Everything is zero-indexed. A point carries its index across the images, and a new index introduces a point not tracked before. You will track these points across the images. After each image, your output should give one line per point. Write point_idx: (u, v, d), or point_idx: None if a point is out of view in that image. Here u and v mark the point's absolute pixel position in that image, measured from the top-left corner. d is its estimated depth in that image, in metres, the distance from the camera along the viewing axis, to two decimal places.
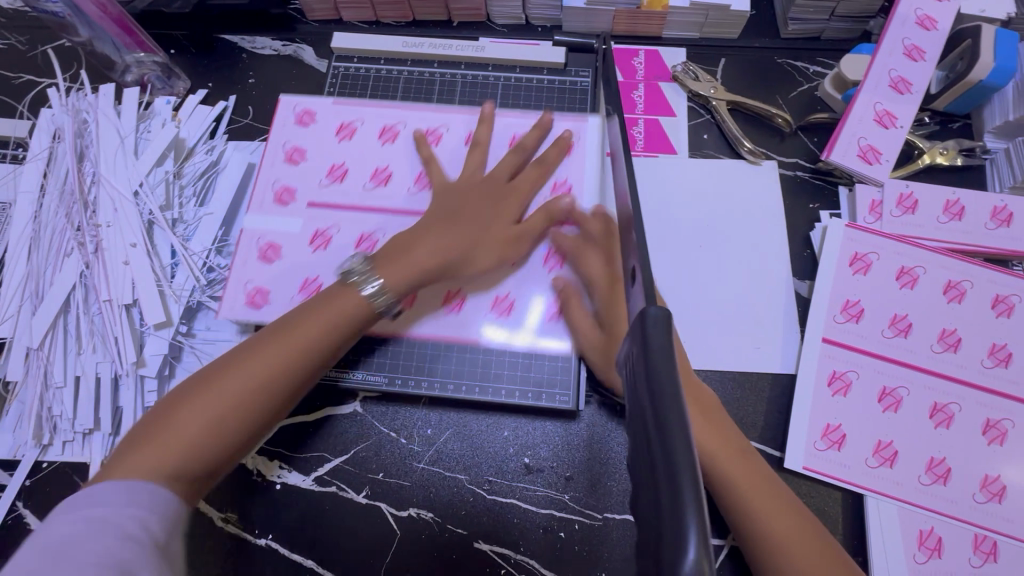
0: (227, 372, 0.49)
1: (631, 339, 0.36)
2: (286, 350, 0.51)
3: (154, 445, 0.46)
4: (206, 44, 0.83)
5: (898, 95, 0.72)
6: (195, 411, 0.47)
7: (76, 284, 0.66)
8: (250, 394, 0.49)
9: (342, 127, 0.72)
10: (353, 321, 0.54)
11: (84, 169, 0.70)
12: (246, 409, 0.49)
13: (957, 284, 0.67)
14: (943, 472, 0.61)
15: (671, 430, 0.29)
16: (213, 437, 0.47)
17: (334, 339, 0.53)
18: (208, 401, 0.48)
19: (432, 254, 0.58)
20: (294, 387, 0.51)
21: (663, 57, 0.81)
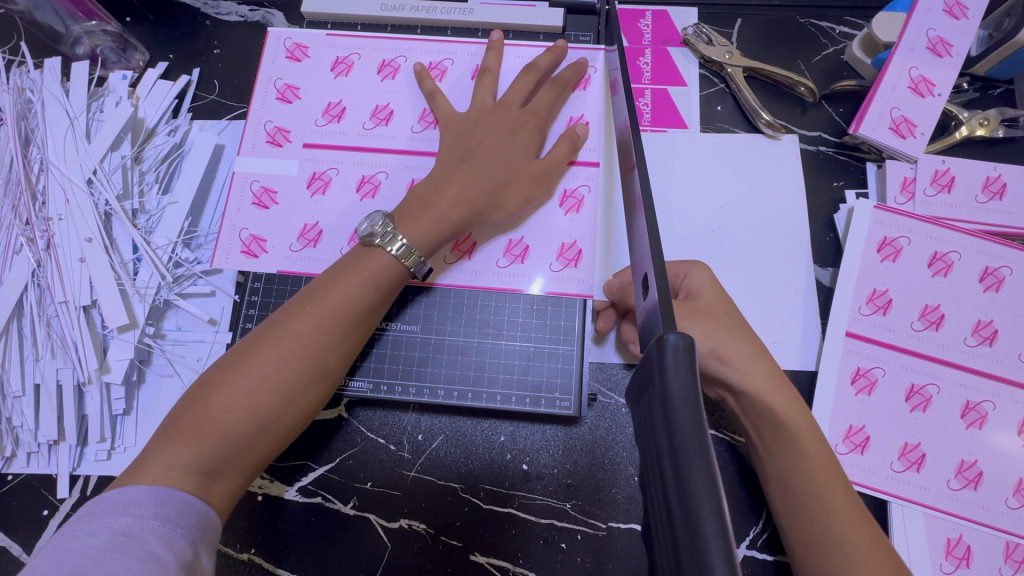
0: (235, 370, 0.46)
1: (642, 370, 0.30)
2: (290, 346, 0.47)
3: (171, 452, 0.44)
4: (164, 11, 0.75)
5: (936, 58, 0.65)
6: (205, 416, 0.45)
7: (28, 284, 0.60)
8: (258, 395, 0.46)
9: (329, 105, 0.65)
10: (359, 308, 0.50)
11: (31, 155, 0.63)
12: (260, 406, 0.46)
13: (995, 271, 0.61)
14: (974, 476, 0.56)
15: (699, 516, 0.23)
16: (223, 442, 0.44)
17: (344, 326, 0.50)
18: (217, 403, 0.45)
19: (459, 200, 0.55)
20: (309, 379, 0.48)
21: (672, 19, 0.73)
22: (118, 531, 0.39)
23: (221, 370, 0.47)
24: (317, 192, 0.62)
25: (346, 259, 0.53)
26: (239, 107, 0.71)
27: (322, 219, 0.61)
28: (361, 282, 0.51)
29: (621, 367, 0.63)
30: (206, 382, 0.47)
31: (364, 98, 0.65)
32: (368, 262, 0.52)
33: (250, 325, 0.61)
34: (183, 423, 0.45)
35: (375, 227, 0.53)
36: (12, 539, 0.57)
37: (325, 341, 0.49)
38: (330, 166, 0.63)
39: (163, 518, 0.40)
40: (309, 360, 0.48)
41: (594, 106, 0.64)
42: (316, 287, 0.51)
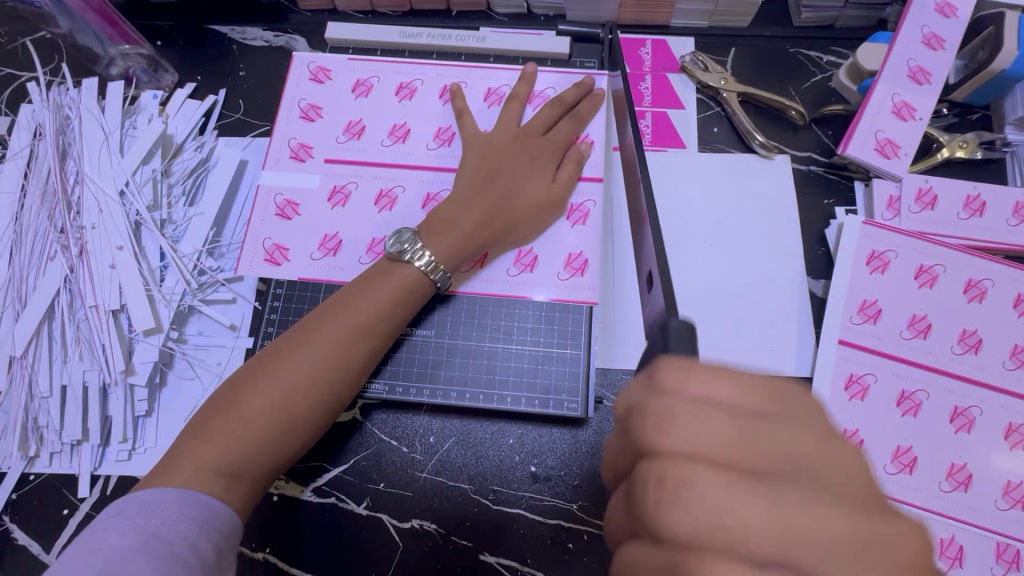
0: (268, 373, 0.49)
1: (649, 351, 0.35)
2: (322, 353, 0.50)
3: (204, 449, 0.45)
4: (194, 35, 0.79)
5: (916, 85, 0.69)
6: (238, 416, 0.47)
7: (61, 289, 0.63)
8: (290, 398, 0.48)
9: (349, 124, 0.69)
10: (386, 320, 0.54)
11: (67, 168, 0.67)
12: (290, 409, 0.48)
13: (978, 283, 0.64)
14: (964, 479, 0.59)
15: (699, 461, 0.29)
16: (256, 442, 0.47)
17: (371, 336, 0.53)
18: (251, 406, 0.47)
19: (474, 222, 0.59)
20: (335, 383, 0.51)
21: (670, 48, 0.78)
22: (148, 530, 0.40)
23: (254, 372, 0.49)
24: (337, 204, 0.66)
25: (373, 272, 0.57)
26: (263, 125, 0.75)
27: (341, 229, 0.65)
28: (389, 295, 0.55)
29: (625, 373, 0.64)
30: (237, 383, 0.49)
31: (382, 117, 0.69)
32: (393, 277, 0.56)
33: (271, 330, 0.63)
34: (216, 421, 0.47)
35: (403, 244, 0.57)
36: (34, 537, 0.59)
37: (354, 349, 0.52)
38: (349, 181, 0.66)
39: (192, 520, 0.42)
40: (337, 367, 0.51)
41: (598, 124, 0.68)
42: (343, 297, 0.55)
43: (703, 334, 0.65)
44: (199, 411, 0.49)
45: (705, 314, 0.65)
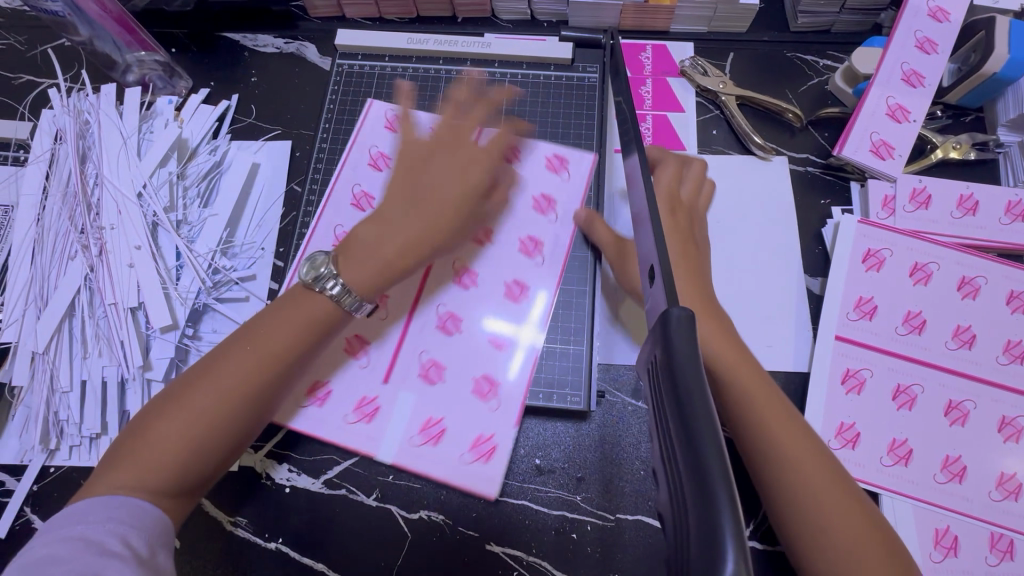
0: (182, 396, 0.49)
1: (652, 346, 0.34)
2: (239, 378, 0.50)
3: (114, 475, 0.46)
4: (207, 43, 0.82)
5: (910, 88, 0.71)
6: (148, 440, 0.47)
7: (80, 287, 0.65)
8: (204, 422, 0.48)
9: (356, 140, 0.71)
10: (304, 344, 0.53)
11: (87, 171, 0.69)
12: (200, 432, 0.48)
13: (972, 280, 0.66)
14: (958, 470, 0.60)
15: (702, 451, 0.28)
16: (169, 467, 0.47)
17: (288, 361, 0.52)
18: (159, 430, 0.48)
19: (394, 244, 0.56)
20: (250, 410, 0.50)
21: (670, 53, 0.80)
22: (78, 535, 0.42)
23: (167, 398, 0.49)
24: (364, 208, 0.68)
25: (288, 297, 0.55)
26: (273, 129, 0.78)
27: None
28: (306, 322, 0.53)
29: (627, 367, 0.67)
30: (152, 409, 0.49)
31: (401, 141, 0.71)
32: (311, 302, 0.54)
33: None
34: (130, 446, 0.48)
35: (316, 270, 0.54)
36: None
37: (268, 373, 0.51)
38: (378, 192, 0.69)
39: (139, 524, 0.45)
40: (250, 392, 0.50)
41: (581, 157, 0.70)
42: (256, 322, 0.53)
43: None
44: (118, 433, 0.50)
45: None
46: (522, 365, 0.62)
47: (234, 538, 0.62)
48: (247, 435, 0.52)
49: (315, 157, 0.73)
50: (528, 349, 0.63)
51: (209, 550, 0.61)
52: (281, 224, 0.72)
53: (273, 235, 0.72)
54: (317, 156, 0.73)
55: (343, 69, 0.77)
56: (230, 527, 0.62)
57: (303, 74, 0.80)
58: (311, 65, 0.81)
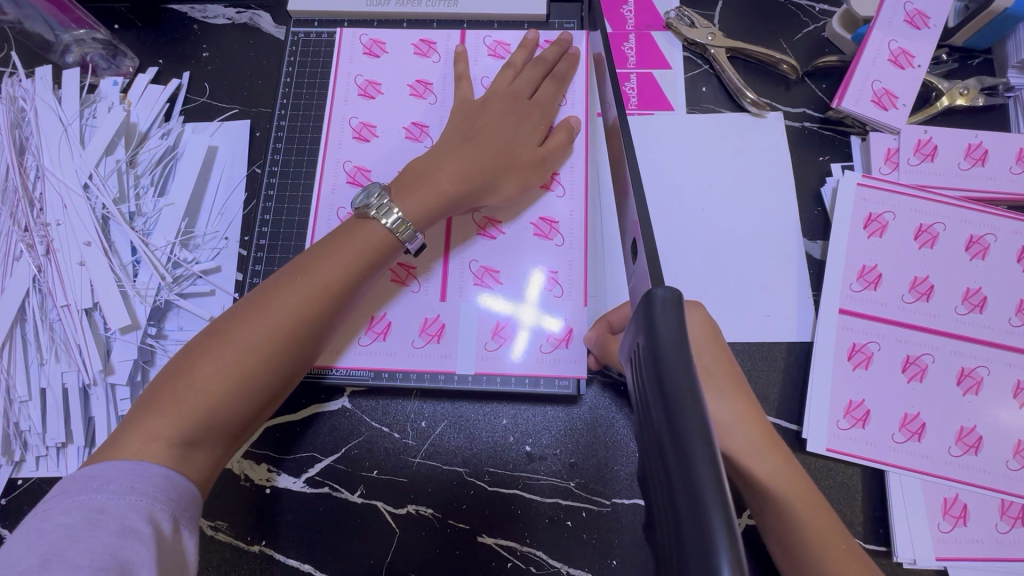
0: (222, 337, 0.46)
1: (636, 329, 0.32)
2: (281, 315, 0.48)
3: (153, 420, 0.43)
4: (152, 16, 0.75)
5: (915, 30, 0.66)
6: (190, 382, 0.45)
7: (30, 290, 0.61)
8: (249, 360, 0.46)
9: (367, 84, 0.66)
10: (352, 280, 0.51)
11: (27, 163, 0.64)
12: (245, 372, 0.46)
13: (980, 239, 0.62)
14: (974, 442, 0.57)
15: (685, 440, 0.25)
16: (214, 407, 0.45)
17: (335, 296, 0.50)
18: (201, 371, 0.45)
19: (433, 177, 0.56)
20: (295, 346, 0.48)
21: (654, 3, 0.74)
22: (94, 508, 0.39)
23: (208, 339, 0.46)
24: (361, 184, 0.63)
25: (338, 232, 0.53)
26: (229, 108, 0.72)
27: (372, 164, 0.63)
28: (355, 255, 0.52)
29: None
30: (190, 351, 0.46)
31: (399, 67, 0.67)
32: (362, 236, 0.52)
33: None
34: (169, 390, 0.45)
35: (371, 200, 0.54)
36: None
37: (316, 308, 0.49)
38: (379, 118, 0.65)
39: (165, 502, 0.41)
40: (297, 329, 0.48)
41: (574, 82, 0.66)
42: (307, 258, 0.52)
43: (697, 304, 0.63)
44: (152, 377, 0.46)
45: (699, 281, 0.63)
46: (525, 348, 0.59)
47: (215, 543, 0.59)
48: (288, 376, 0.49)
49: (275, 137, 0.67)
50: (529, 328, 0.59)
51: None
52: (244, 211, 0.67)
53: (236, 222, 0.67)
54: (276, 135, 0.67)
55: (299, 39, 0.71)
56: (210, 532, 0.59)
57: (257, 46, 0.74)
58: (265, 36, 0.74)
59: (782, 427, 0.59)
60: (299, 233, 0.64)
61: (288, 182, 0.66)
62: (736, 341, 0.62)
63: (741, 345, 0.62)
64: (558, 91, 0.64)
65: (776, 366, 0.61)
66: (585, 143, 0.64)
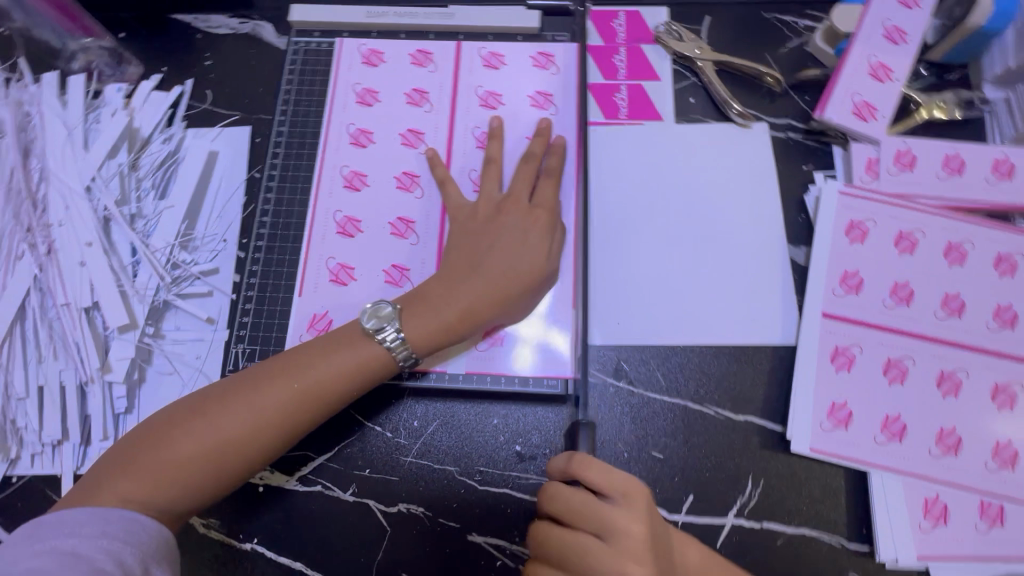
0: (208, 413, 0.49)
1: None
2: (266, 407, 0.49)
3: (127, 483, 0.46)
4: (157, 25, 0.77)
5: (893, 46, 0.68)
6: (169, 450, 0.47)
7: (30, 288, 0.62)
8: (229, 445, 0.48)
9: (364, 93, 0.69)
10: (340, 389, 0.52)
11: (32, 165, 0.66)
12: (220, 459, 0.48)
13: (958, 246, 0.64)
14: (954, 443, 0.59)
15: None
16: (185, 483, 0.47)
17: (322, 404, 0.52)
18: (180, 445, 0.47)
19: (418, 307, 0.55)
20: (273, 442, 0.50)
21: (644, 18, 0.77)
22: (65, 550, 0.40)
23: (196, 409, 0.49)
24: (358, 187, 0.65)
25: (341, 334, 0.55)
26: (230, 114, 0.74)
27: (368, 168, 0.66)
28: (349, 364, 0.52)
29: (607, 348, 0.64)
30: (178, 413, 0.49)
31: (395, 78, 0.69)
32: (362, 344, 0.53)
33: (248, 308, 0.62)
34: (145, 454, 0.47)
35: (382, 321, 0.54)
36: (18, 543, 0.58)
37: (301, 410, 0.51)
38: (374, 125, 0.67)
39: (136, 546, 0.42)
40: (280, 425, 0.50)
41: (563, 87, 0.68)
42: (304, 353, 0.53)
43: (685, 307, 0.64)
44: (137, 430, 0.50)
45: (686, 285, 0.65)
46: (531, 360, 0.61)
47: (207, 541, 0.60)
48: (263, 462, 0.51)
49: (274, 142, 0.69)
50: (538, 344, 0.62)
51: (183, 556, 0.59)
52: (242, 214, 0.69)
53: (235, 225, 0.68)
54: (275, 140, 0.69)
55: (300, 47, 0.73)
56: (203, 530, 0.60)
57: (259, 55, 0.76)
58: (267, 45, 0.76)
59: (767, 428, 0.61)
60: (296, 234, 0.65)
61: (287, 184, 0.67)
62: (721, 344, 0.63)
63: (726, 348, 0.63)
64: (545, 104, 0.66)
65: (761, 368, 0.63)
66: (574, 144, 0.66)
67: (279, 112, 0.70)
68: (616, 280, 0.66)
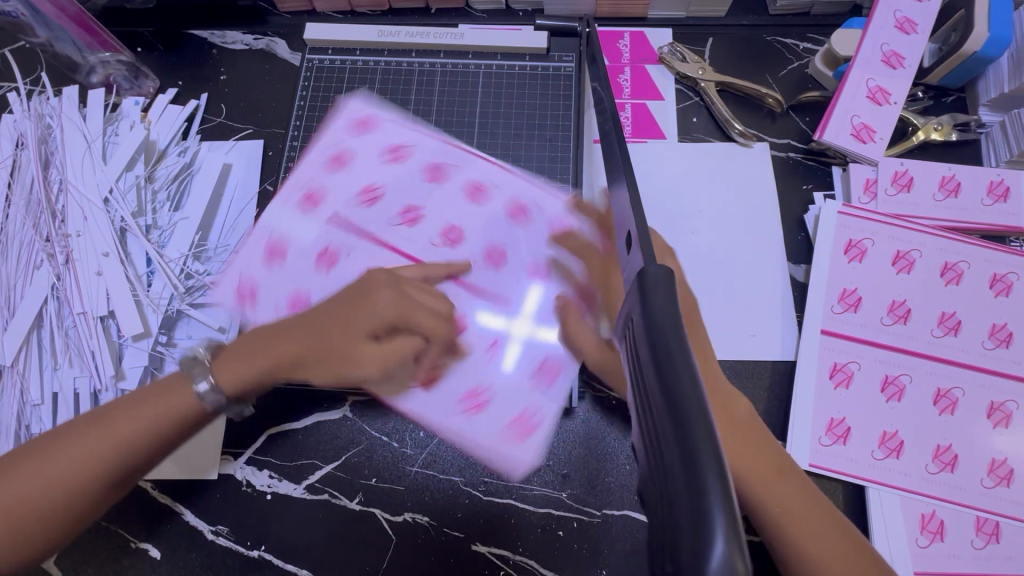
0: (96, 426, 0.49)
1: (629, 305, 0.32)
2: (143, 417, 0.50)
3: (1, 487, 0.47)
4: (174, 41, 0.80)
5: (891, 69, 0.70)
6: (40, 460, 0.48)
7: (47, 297, 0.64)
8: (94, 459, 0.48)
9: (382, 114, 0.70)
10: (248, 383, 0.53)
11: (51, 176, 0.68)
12: (86, 471, 0.48)
13: (955, 266, 0.65)
14: (950, 459, 0.60)
15: (684, 403, 0.25)
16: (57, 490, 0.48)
17: (212, 408, 0.52)
18: (59, 459, 0.48)
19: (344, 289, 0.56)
20: (156, 450, 0.51)
21: (648, 39, 0.79)
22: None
23: (88, 420, 0.50)
24: (375, 201, 0.66)
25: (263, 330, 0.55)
26: (244, 128, 0.76)
27: (386, 185, 0.66)
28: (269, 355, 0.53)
29: None
30: (69, 428, 0.50)
31: (402, 99, 0.71)
32: (284, 341, 0.54)
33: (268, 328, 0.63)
34: (26, 461, 0.48)
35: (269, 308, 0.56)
36: None
37: (179, 420, 0.51)
38: (402, 142, 0.68)
39: None
40: (158, 437, 0.50)
41: (488, 171, 0.67)
42: (225, 353, 0.54)
43: None
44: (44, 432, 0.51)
45: None
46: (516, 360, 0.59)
47: (216, 547, 0.61)
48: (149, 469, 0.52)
49: (287, 156, 0.71)
50: (524, 342, 0.60)
51: (192, 563, 0.60)
52: (255, 226, 0.71)
53: (247, 236, 0.70)
54: (288, 154, 0.71)
55: (313, 64, 0.75)
56: (211, 537, 0.61)
57: (273, 70, 0.78)
58: (281, 61, 0.79)
59: None
60: None
61: None
62: (722, 359, 0.65)
63: (726, 363, 0.65)
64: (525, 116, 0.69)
65: (761, 383, 0.64)
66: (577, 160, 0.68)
67: (294, 127, 0.72)
68: None
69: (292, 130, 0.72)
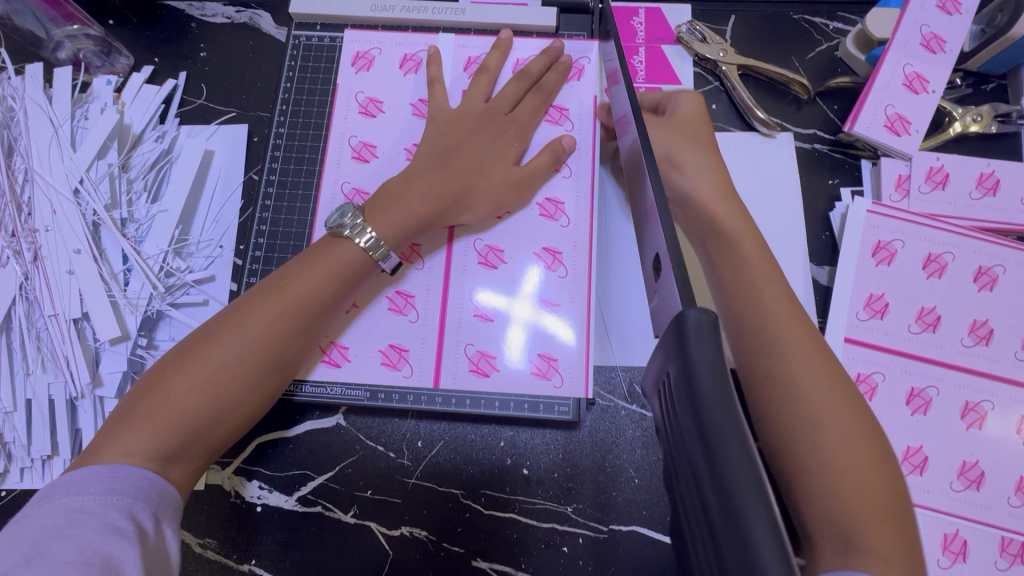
0: (194, 354, 0.45)
1: (666, 358, 0.28)
2: (247, 338, 0.46)
3: (131, 437, 0.42)
4: (148, 13, 0.73)
5: (930, 55, 0.65)
6: (161, 399, 0.44)
7: (16, 298, 0.59)
8: (225, 379, 0.45)
9: (367, 102, 0.64)
10: (326, 292, 0.50)
11: (15, 165, 0.63)
12: (221, 392, 0.45)
13: (989, 270, 0.61)
14: (976, 477, 0.57)
15: (741, 505, 0.21)
16: (203, 415, 0.44)
17: (310, 315, 0.49)
18: (175, 389, 0.44)
19: (438, 184, 0.55)
20: (267, 367, 0.47)
21: (665, 16, 0.73)
22: (75, 508, 0.38)
23: (182, 355, 0.45)
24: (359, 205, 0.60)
25: (313, 249, 0.52)
26: (227, 111, 0.70)
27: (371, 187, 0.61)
28: (327, 270, 0.50)
29: (621, 370, 0.62)
30: (163, 369, 0.45)
31: (403, 86, 0.64)
32: (336, 251, 0.51)
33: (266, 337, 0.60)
34: (144, 403, 0.44)
35: (344, 219, 0.52)
36: None
37: (289, 330, 0.48)
38: (379, 138, 0.62)
39: None
40: (272, 347, 0.47)
41: (577, 194, 0.61)
42: (282, 276, 0.50)
43: None
44: (123, 397, 0.45)
45: None
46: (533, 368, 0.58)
47: (203, 562, 0.58)
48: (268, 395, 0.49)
49: (273, 144, 0.65)
50: (527, 325, 0.58)
51: None
52: (239, 218, 0.65)
53: (231, 230, 0.65)
54: (274, 142, 0.65)
55: (300, 42, 0.69)
56: (198, 551, 0.58)
57: (257, 47, 0.72)
58: (266, 37, 0.72)
59: None
60: (297, 244, 0.62)
61: (286, 191, 0.64)
62: None
63: None
64: (541, 102, 0.62)
65: None
66: (592, 148, 0.62)
67: (279, 111, 0.66)
68: (631, 299, 0.64)
69: (275, 116, 0.66)
